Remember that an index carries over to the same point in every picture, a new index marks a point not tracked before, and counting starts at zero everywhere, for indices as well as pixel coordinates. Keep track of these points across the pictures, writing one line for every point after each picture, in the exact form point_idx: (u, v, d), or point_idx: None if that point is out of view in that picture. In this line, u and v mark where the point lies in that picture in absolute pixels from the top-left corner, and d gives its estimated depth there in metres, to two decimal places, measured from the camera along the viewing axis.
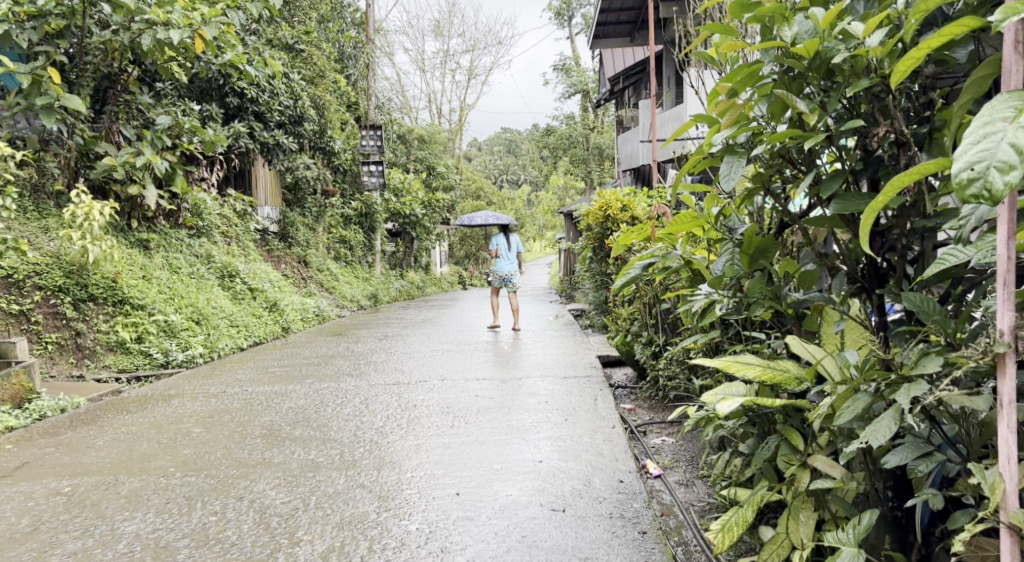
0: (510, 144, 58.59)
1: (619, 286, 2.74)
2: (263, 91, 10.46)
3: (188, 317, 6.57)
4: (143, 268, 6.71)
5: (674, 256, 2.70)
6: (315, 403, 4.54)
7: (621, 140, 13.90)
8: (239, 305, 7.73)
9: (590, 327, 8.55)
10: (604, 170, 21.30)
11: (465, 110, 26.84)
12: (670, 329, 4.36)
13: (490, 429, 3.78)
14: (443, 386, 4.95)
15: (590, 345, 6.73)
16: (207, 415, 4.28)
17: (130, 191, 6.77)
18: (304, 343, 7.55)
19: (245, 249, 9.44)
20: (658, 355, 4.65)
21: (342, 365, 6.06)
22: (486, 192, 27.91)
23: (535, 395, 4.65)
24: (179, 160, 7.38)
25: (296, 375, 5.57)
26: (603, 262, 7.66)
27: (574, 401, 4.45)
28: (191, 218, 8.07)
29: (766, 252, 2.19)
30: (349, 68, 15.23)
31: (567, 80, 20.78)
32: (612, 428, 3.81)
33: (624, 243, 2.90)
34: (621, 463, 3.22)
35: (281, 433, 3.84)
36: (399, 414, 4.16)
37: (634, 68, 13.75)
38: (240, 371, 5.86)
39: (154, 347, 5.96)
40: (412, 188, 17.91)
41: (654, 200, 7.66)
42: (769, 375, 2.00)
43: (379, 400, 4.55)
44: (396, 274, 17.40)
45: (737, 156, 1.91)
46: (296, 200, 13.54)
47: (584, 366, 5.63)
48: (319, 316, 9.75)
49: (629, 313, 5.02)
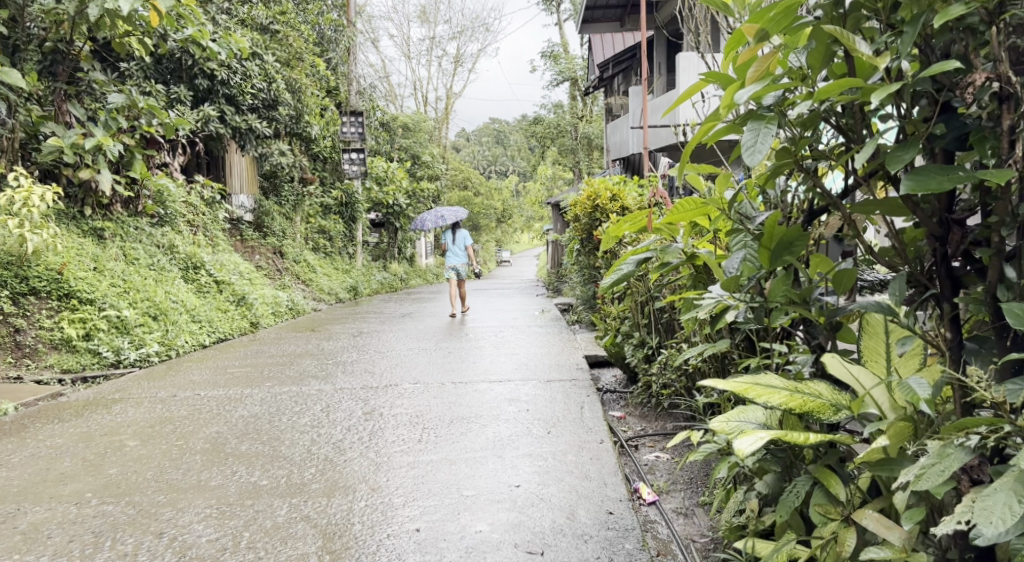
0: (498, 134, 57.93)
1: (610, 286, 2.36)
2: (234, 73, 9.96)
3: (144, 312, 6.08)
4: (95, 259, 6.23)
5: (675, 251, 2.29)
6: (270, 411, 4.10)
7: (610, 129, 13.48)
8: (203, 298, 7.24)
9: (577, 323, 8.12)
10: (593, 160, 20.82)
11: (452, 99, 26.26)
12: (668, 332, 3.99)
13: (462, 444, 3.36)
14: (415, 392, 4.52)
15: (577, 344, 6.29)
16: (147, 425, 3.81)
17: (82, 176, 6.28)
18: (273, 339, 7.08)
19: (213, 239, 8.93)
20: (650, 358, 4.26)
21: (308, 365, 5.60)
22: (473, 182, 27.39)
23: (515, 402, 4.22)
24: (137, 143, 6.89)
25: (257, 378, 5.11)
26: (591, 255, 7.26)
27: (558, 410, 4.03)
28: (152, 205, 7.58)
29: (792, 245, 1.77)
30: (330, 52, 14.69)
31: (555, 68, 20.31)
32: (600, 443, 3.38)
33: (615, 234, 2.48)
34: (610, 488, 2.79)
35: (225, 448, 3.39)
36: (362, 426, 3.72)
37: (623, 54, 13.33)
38: (196, 372, 5.38)
39: (104, 345, 5.45)
40: (396, 177, 17.40)
41: (644, 189, 7.27)
42: (798, 401, 1.61)
43: (341, 409, 4.10)
44: (379, 266, 16.91)
45: (764, 122, 1.48)
46: (273, 189, 13.01)
47: (569, 369, 5.19)
48: (292, 310, 9.27)
49: (618, 310, 4.62)
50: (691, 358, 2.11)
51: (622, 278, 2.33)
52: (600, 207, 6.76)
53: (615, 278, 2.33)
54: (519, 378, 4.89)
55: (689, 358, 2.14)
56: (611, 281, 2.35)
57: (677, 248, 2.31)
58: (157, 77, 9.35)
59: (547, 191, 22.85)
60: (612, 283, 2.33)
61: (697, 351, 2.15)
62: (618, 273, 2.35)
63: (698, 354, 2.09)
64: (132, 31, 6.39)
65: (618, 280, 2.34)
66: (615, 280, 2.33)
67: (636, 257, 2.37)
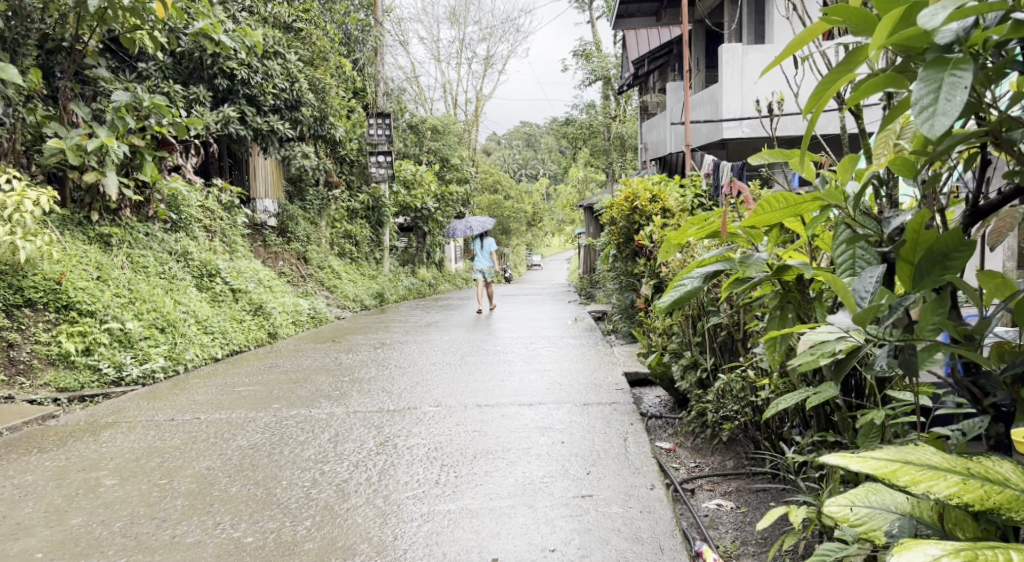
0: (529, 138, 57.45)
1: (669, 306, 1.95)
2: (254, 72, 9.63)
3: (151, 324, 5.70)
4: (99, 267, 5.87)
5: (759, 264, 1.81)
6: (272, 441, 3.64)
7: (646, 126, 12.89)
8: (217, 308, 6.84)
9: (613, 335, 7.57)
10: (627, 161, 20.14)
11: (482, 101, 25.81)
12: (729, 354, 3.48)
13: (486, 489, 2.85)
14: (435, 417, 4.01)
15: (615, 359, 5.73)
16: (131, 457, 3.37)
17: (86, 179, 5.92)
18: (290, 351, 6.66)
19: (231, 245, 8.56)
20: (705, 383, 3.70)
21: (322, 382, 5.15)
22: (504, 185, 26.99)
23: (547, 432, 3.69)
24: (147, 145, 6.53)
25: (264, 398, 4.66)
26: (629, 260, 6.72)
27: (598, 442, 3.50)
28: (165, 209, 7.25)
29: (947, 256, 1.26)
30: (356, 53, 14.37)
31: (587, 66, 19.69)
32: (651, 489, 2.84)
33: (678, 241, 1.94)
34: (667, 556, 2.25)
35: (213, 490, 2.93)
36: (371, 462, 3.24)
37: (659, 50, 12.74)
38: (202, 391, 4.96)
39: (105, 360, 5.07)
40: (425, 180, 16.92)
41: (687, 189, 6.71)
42: (974, 494, 1.07)
43: (350, 439, 3.62)
44: (406, 272, 16.49)
45: (946, 65, 0.95)
46: (299, 193, 12.71)
47: (608, 390, 4.63)
48: (314, 318, 8.86)
49: (664, 326, 4.07)
50: (774, 409, 1.66)
51: (685, 298, 1.92)
52: (638, 208, 6.23)
53: (674, 299, 1.93)
54: (551, 400, 4.38)
55: (773, 409, 1.68)
56: (669, 300, 1.94)
57: (762, 258, 1.83)
58: (175, 77, 9.10)
59: (579, 194, 22.26)
60: (668, 304, 1.93)
61: (791, 400, 1.67)
62: (677, 292, 1.95)
63: (791, 404, 1.63)
64: (141, 25, 6.04)
65: (680, 299, 1.94)
66: (675, 301, 1.93)
67: (705, 269, 1.95)
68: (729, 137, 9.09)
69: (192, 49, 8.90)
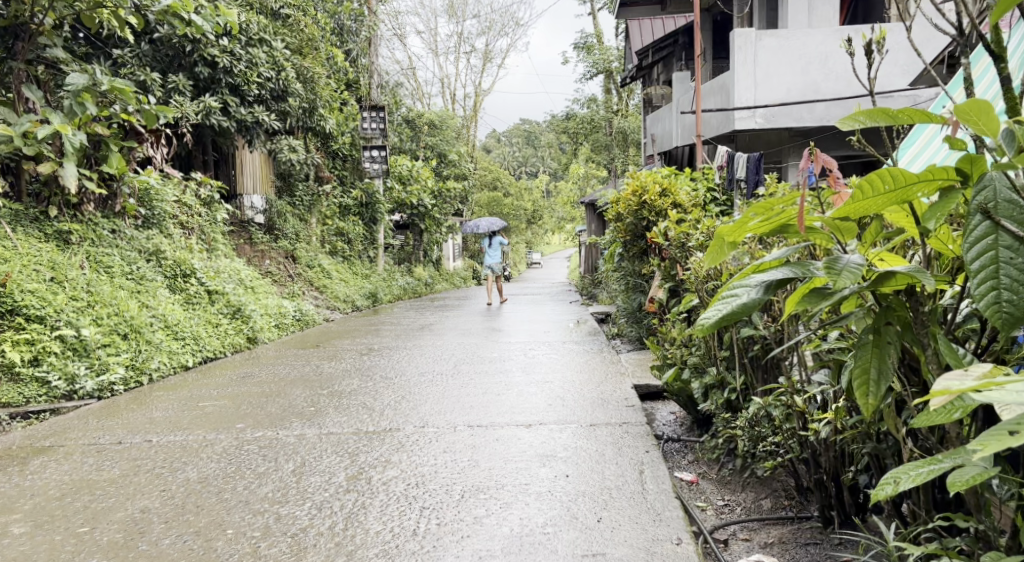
0: (529, 135, 56.80)
1: (715, 324, 1.48)
2: (237, 59, 9.08)
3: (112, 330, 5.16)
4: (55, 266, 5.34)
5: (855, 272, 1.31)
6: (226, 472, 3.10)
7: (650, 120, 12.41)
8: (191, 311, 6.30)
9: (618, 339, 7.06)
10: (629, 156, 19.61)
11: (481, 96, 25.20)
12: (763, 376, 2.98)
13: (474, 544, 2.32)
14: (419, 442, 3.49)
15: (622, 368, 5.23)
16: (55, 495, 2.83)
17: (40, 170, 5.40)
18: (270, 358, 6.14)
19: (210, 242, 8.02)
20: (733, 406, 3.21)
21: (299, 396, 4.63)
22: (503, 183, 26.45)
23: (549, 461, 3.16)
24: (112, 135, 6.01)
25: (228, 416, 4.13)
26: (637, 260, 6.23)
27: (610, 476, 2.98)
28: (135, 204, 6.71)
29: None
30: (349, 44, 13.85)
31: (588, 59, 19.13)
32: (677, 544, 2.31)
33: (736, 234, 1.43)
34: None
35: (142, 542, 2.40)
36: (337, 504, 2.71)
37: (664, 40, 12.21)
38: (163, 406, 4.44)
39: (55, 372, 4.53)
40: (422, 176, 16.35)
41: (699, 183, 6.22)
42: None
43: (317, 471, 3.09)
44: (402, 271, 15.94)
45: None
46: (288, 189, 12.21)
47: (617, 406, 4.12)
48: (300, 320, 8.31)
49: (684, 336, 3.60)
50: (882, 490, 1.22)
51: (739, 315, 1.44)
52: (647, 203, 5.71)
53: (723, 315, 1.46)
54: (553, 419, 3.85)
55: (886, 488, 1.22)
56: (715, 317, 1.47)
57: (857, 263, 1.33)
58: (153, 65, 8.60)
59: (580, 191, 21.71)
60: (714, 324, 1.46)
61: (914, 475, 1.18)
62: (726, 308, 1.47)
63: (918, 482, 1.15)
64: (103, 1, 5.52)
65: (731, 315, 1.46)
66: (723, 319, 1.46)
67: (766, 277, 1.46)
68: (741, 129, 8.60)
69: (170, 34, 8.39)
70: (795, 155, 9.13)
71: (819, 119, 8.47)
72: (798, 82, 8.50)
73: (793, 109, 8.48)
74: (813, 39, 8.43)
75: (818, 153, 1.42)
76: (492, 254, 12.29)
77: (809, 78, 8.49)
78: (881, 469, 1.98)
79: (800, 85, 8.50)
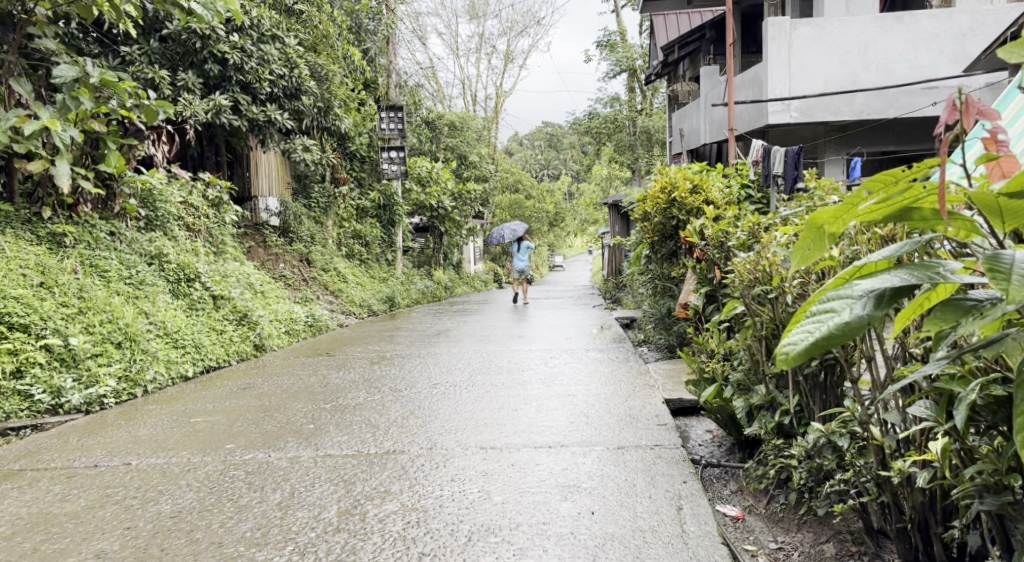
0: (551, 138, 56.33)
1: (804, 353, 1.06)
2: (249, 56, 8.80)
3: (104, 338, 4.83)
4: (44, 271, 5.05)
5: None
6: (202, 506, 2.72)
7: (677, 117, 11.97)
8: (193, 317, 5.97)
9: (645, 345, 6.64)
10: (653, 156, 19.06)
11: (502, 97, 24.83)
12: (822, 397, 2.55)
13: None
14: (425, 467, 3.10)
15: (651, 380, 4.81)
16: (2, 535, 2.47)
17: (31, 168, 5.13)
18: (278, 367, 5.79)
19: (217, 246, 7.73)
20: (785, 430, 2.77)
21: (299, 411, 4.26)
22: (524, 184, 26.06)
23: (571, 494, 2.73)
24: (110, 132, 5.73)
25: (219, 435, 3.76)
26: (666, 262, 5.81)
27: (644, 514, 2.55)
28: (135, 205, 6.43)
29: None
30: (367, 43, 13.61)
31: (611, 57, 18.67)
32: None
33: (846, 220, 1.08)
34: None
35: None
36: (323, 548, 2.32)
37: (691, 34, 11.74)
38: (153, 422, 4.10)
39: (40, 385, 4.22)
40: (441, 177, 15.99)
41: (733, 179, 5.78)
42: None
43: (306, 505, 2.70)
44: (421, 274, 15.60)
45: None
46: (304, 191, 11.98)
47: (647, 424, 3.69)
48: (311, 325, 7.97)
49: (725, 347, 3.18)
50: None
51: (839, 339, 1.03)
52: (677, 201, 5.27)
53: (815, 341, 1.05)
54: (577, 441, 3.43)
55: None
56: (803, 342, 1.06)
57: None
58: (163, 63, 8.34)
59: (603, 193, 21.22)
60: (802, 350, 1.05)
61: None
62: (815, 331, 1.06)
63: None
64: None
65: (826, 340, 1.05)
66: (814, 345, 1.05)
67: (875, 285, 1.06)
68: (775, 123, 8.11)
69: (178, 30, 8.12)
70: (832, 150, 8.61)
71: (858, 113, 7.92)
72: (836, 73, 8.00)
73: (830, 102, 7.97)
74: (852, 28, 7.94)
75: (973, 102, 1.09)
76: (520, 258, 12.03)
77: (847, 68, 7.98)
78: (1000, 528, 1.55)
79: (839, 77, 7.99)
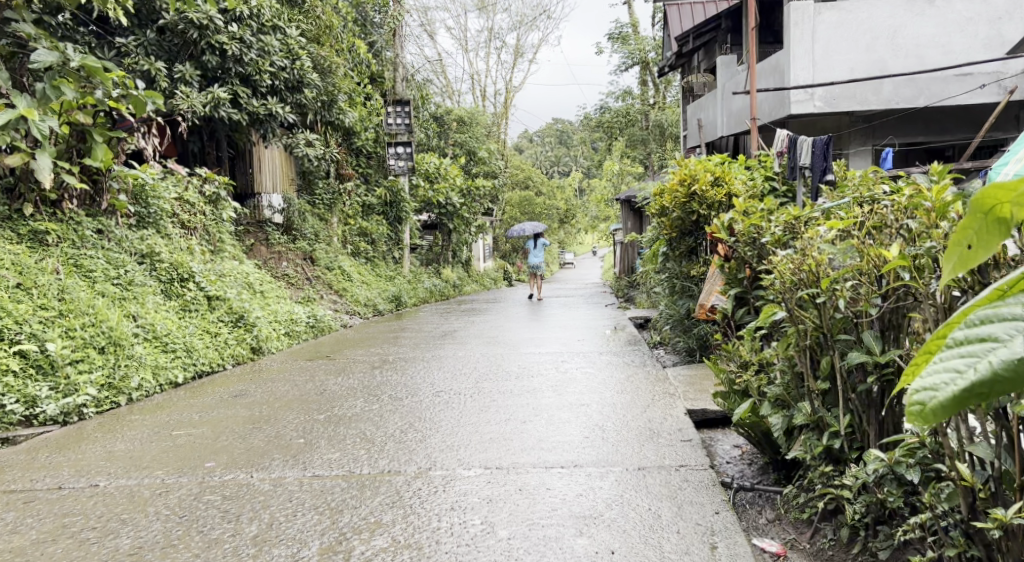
0: (561, 134, 55.86)
1: (949, 405, 0.65)
2: (248, 47, 8.48)
3: (85, 343, 4.51)
4: (23, 272, 4.76)
5: None
6: (167, 541, 2.39)
7: (693, 109, 11.57)
8: (185, 318, 5.67)
9: (661, 347, 6.28)
10: (667, 150, 18.60)
11: (512, 91, 24.43)
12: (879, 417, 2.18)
13: None
14: (422, 493, 2.75)
15: (671, 387, 4.45)
16: None
17: (10, 162, 4.83)
18: (272, 372, 5.45)
19: (214, 244, 7.42)
20: (835, 455, 2.40)
21: (290, 423, 3.93)
22: (534, 181, 25.66)
23: (587, 528, 2.38)
24: (98, 124, 5.43)
25: (200, 452, 3.44)
26: (686, 260, 5.44)
27: (670, 554, 2.20)
28: (125, 202, 6.14)
29: None
30: (373, 35, 13.29)
31: (623, 50, 18.26)
32: None
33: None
34: None
35: None
36: None
37: (706, 24, 11.32)
38: (133, 435, 3.79)
39: (12, 394, 3.90)
40: (450, 174, 15.44)
41: (757, 171, 5.39)
42: None
43: (286, 540, 2.36)
44: (428, 272, 15.27)
45: None
46: (308, 187, 11.67)
47: (670, 441, 3.33)
48: (313, 326, 7.65)
49: (760, 357, 2.81)
50: None
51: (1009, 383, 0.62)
52: (697, 194, 4.90)
53: (965, 388, 0.64)
54: (592, 461, 3.07)
55: None
56: (949, 387, 0.65)
57: None
58: (160, 54, 8.06)
59: (614, 189, 20.80)
60: (950, 400, 0.64)
61: None
62: (964, 370, 0.65)
63: None
64: None
65: (984, 386, 0.64)
66: (965, 393, 0.64)
67: None
68: (798, 112, 7.70)
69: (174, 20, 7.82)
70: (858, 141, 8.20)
71: (886, 102, 7.53)
72: (862, 59, 7.60)
73: (857, 91, 7.58)
74: (879, 11, 7.52)
75: None
76: (534, 256, 11.70)
77: (874, 54, 7.57)
78: None
79: (865, 63, 7.59)
